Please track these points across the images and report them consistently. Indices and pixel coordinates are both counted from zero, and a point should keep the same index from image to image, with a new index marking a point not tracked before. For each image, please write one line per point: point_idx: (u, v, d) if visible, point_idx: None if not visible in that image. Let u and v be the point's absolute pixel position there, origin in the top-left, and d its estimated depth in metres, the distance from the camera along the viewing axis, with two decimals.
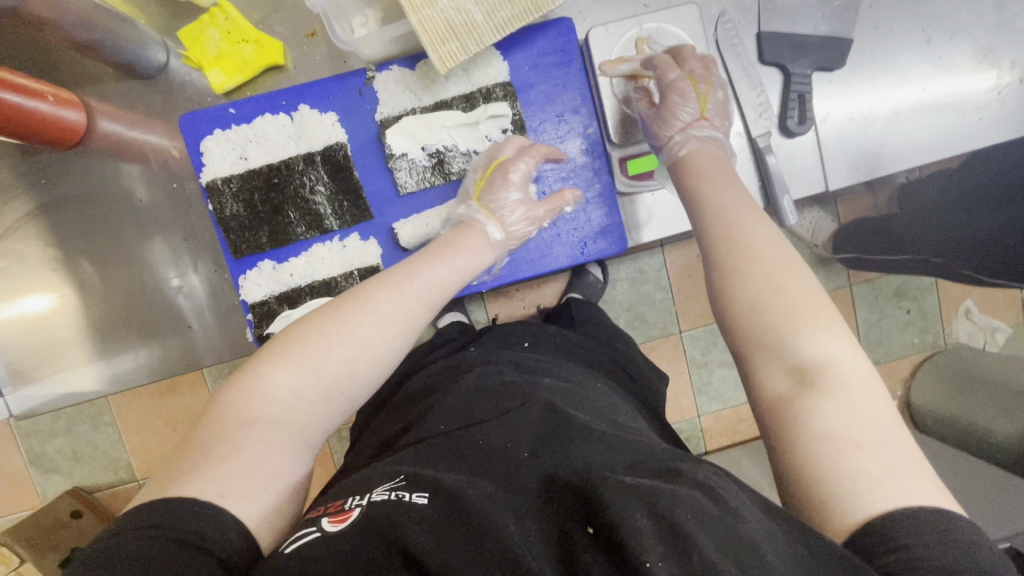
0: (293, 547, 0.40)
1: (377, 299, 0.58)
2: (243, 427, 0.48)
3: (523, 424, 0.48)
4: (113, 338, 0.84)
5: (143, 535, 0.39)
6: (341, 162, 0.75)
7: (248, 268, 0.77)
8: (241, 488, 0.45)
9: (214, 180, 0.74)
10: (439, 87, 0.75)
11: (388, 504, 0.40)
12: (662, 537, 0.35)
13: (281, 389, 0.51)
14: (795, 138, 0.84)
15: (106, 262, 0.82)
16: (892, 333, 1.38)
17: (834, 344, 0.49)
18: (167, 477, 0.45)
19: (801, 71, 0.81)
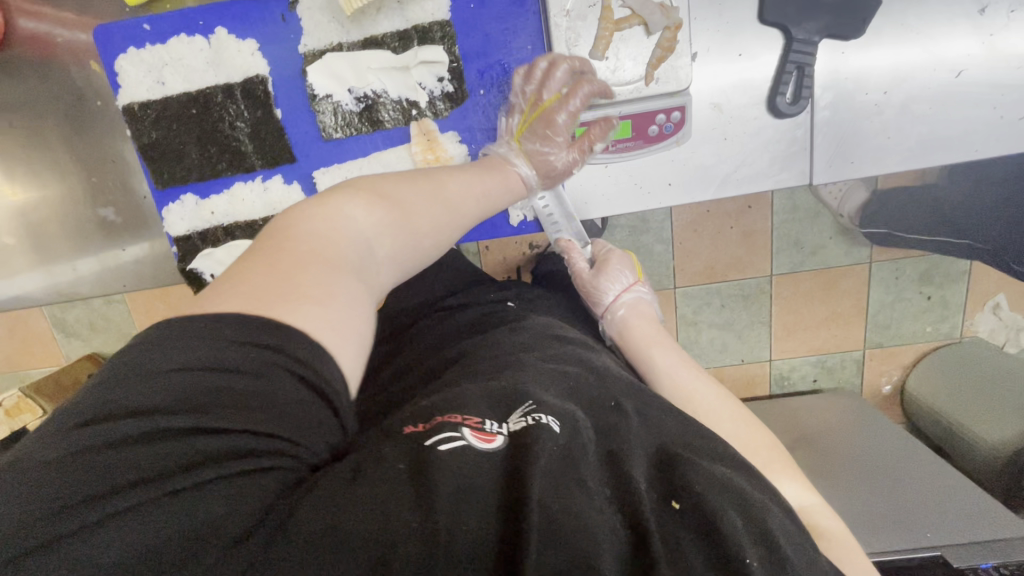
0: (444, 448, 0.39)
1: (353, 203, 0.48)
2: (319, 253, 0.43)
3: (592, 403, 0.51)
4: (55, 251, 0.85)
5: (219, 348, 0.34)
6: (262, 98, 0.70)
7: (171, 201, 0.75)
8: (327, 314, 0.40)
9: (131, 104, 0.70)
10: (369, 21, 0.66)
11: (532, 430, 0.42)
12: (736, 523, 0.40)
13: (355, 221, 0.47)
14: (784, 120, 0.72)
15: (39, 172, 0.80)
16: (905, 317, 1.20)
17: (743, 432, 0.62)
18: (229, 291, 0.38)
19: (806, 38, 0.67)
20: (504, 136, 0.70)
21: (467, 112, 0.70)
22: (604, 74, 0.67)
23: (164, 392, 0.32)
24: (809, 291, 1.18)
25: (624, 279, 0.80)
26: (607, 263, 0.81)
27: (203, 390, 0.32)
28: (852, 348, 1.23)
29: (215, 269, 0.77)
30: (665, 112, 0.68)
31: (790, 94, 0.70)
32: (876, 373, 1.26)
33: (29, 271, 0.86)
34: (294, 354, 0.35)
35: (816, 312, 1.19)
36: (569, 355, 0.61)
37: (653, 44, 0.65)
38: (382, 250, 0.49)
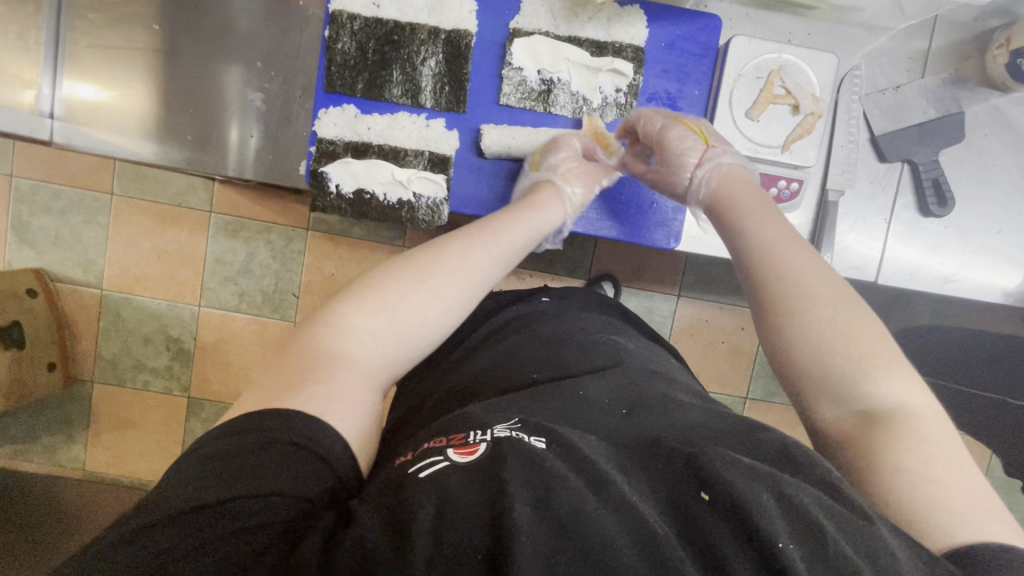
0: (426, 475, 0.40)
1: (351, 315, 0.51)
2: (329, 361, 0.47)
3: (616, 388, 0.55)
4: (172, 117, 0.82)
5: (228, 438, 0.39)
6: (460, 49, 0.77)
7: (331, 105, 0.77)
8: (338, 411, 0.43)
9: (341, 11, 0.75)
10: (578, 24, 0.77)
11: (515, 440, 0.41)
12: (781, 513, 0.37)
13: (361, 329, 0.50)
14: (928, 220, 0.86)
15: (201, 42, 0.80)
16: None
17: (855, 324, 0.51)
18: (263, 395, 0.44)
19: (928, 162, 0.84)
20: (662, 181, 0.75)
21: (628, 123, 0.80)
22: (751, 132, 0.79)
23: (215, 483, 0.36)
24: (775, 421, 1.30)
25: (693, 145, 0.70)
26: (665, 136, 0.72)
27: (240, 470, 0.37)
28: None
29: (343, 180, 0.78)
30: (786, 179, 0.81)
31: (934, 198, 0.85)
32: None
33: (136, 126, 0.82)
34: (306, 427, 0.41)
35: None
36: (585, 368, 0.60)
37: (796, 123, 0.79)
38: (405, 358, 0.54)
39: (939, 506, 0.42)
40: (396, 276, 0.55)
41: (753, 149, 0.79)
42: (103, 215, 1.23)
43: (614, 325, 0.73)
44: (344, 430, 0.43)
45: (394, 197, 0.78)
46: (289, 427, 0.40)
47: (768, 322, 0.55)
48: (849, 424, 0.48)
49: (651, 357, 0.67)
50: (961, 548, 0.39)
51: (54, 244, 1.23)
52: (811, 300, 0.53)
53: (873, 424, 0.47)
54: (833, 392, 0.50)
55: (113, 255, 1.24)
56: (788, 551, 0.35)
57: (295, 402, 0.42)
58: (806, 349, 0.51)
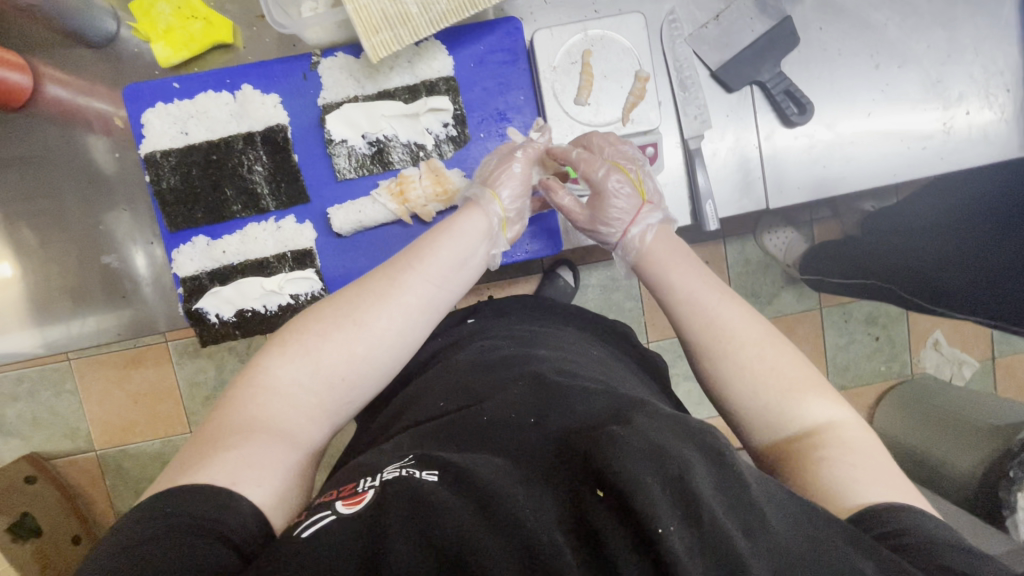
0: (309, 532, 0.37)
1: (274, 369, 0.50)
2: (253, 427, 0.46)
3: (524, 394, 0.47)
4: (48, 305, 0.82)
5: (149, 520, 0.38)
6: (280, 144, 0.76)
7: (182, 242, 0.77)
8: (252, 476, 0.43)
9: (153, 152, 0.75)
10: (383, 77, 0.76)
11: (399, 479, 0.39)
12: (666, 498, 0.33)
13: (285, 380, 0.50)
14: (795, 129, 0.85)
15: (46, 228, 0.81)
16: (861, 359, 1.34)
17: (780, 360, 0.54)
18: (179, 468, 0.43)
19: (772, 77, 0.82)
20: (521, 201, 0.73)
21: (468, 152, 0.79)
22: (587, 117, 0.78)
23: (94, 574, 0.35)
24: None
25: (631, 202, 0.70)
26: (645, 150, 0.73)
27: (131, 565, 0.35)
28: None
29: (221, 308, 0.78)
30: (640, 148, 0.80)
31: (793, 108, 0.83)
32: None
33: (15, 326, 0.83)
34: (205, 507, 0.39)
35: None
36: (495, 367, 0.54)
37: (627, 91, 0.77)
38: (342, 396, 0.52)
39: (854, 475, 0.45)
40: (309, 326, 0.53)
41: (595, 133, 0.78)
42: (68, 383, 1.23)
43: (527, 337, 0.63)
44: (261, 495, 0.42)
45: (274, 305, 0.78)
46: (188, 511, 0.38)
47: (710, 372, 0.57)
48: (793, 442, 0.50)
49: (581, 356, 0.59)
50: (861, 513, 0.42)
51: (33, 427, 1.24)
52: (753, 344, 0.55)
53: (807, 437, 0.49)
54: (764, 409, 0.52)
55: (92, 415, 1.24)
56: (670, 536, 0.32)
57: (198, 476, 0.42)
58: (738, 391, 0.54)
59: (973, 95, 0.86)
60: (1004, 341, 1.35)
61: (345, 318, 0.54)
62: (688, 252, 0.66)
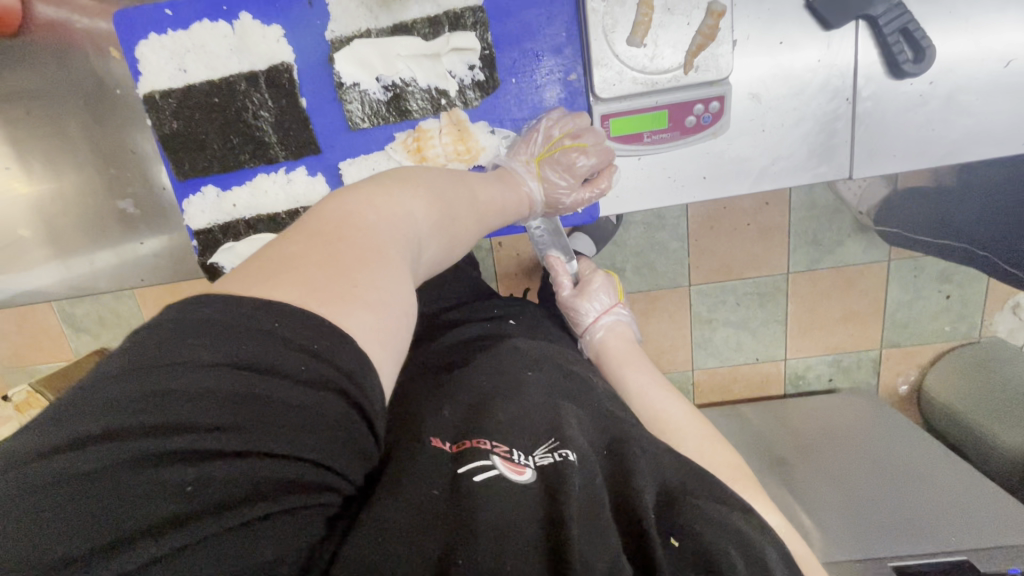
0: (481, 480, 0.43)
1: (406, 193, 0.49)
2: (360, 232, 0.43)
3: (598, 428, 0.53)
4: (72, 243, 0.82)
5: (233, 374, 0.30)
6: (287, 86, 0.68)
7: (192, 192, 0.73)
8: (376, 304, 0.39)
9: (152, 92, 0.68)
10: (399, 5, 0.64)
11: (554, 467, 0.45)
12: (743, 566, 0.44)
13: (402, 202, 0.48)
14: (903, 81, 0.68)
15: (58, 164, 0.78)
16: (924, 317, 1.17)
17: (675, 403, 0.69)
18: (313, 260, 0.39)
19: (887, 10, 0.64)
20: (520, 148, 0.70)
21: (497, 101, 0.68)
22: (642, 62, 0.64)
23: (183, 407, 0.29)
24: (830, 289, 1.15)
25: (606, 300, 0.83)
26: (590, 284, 0.84)
27: (248, 422, 0.29)
28: (869, 347, 1.20)
29: (235, 264, 0.75)
30: (703, 101, 0.66)
31: (908, 54, 0.66)
32: (891, 373, 1.22)
33: (41, 262, 0.83)
34: (336, 355, 0.34)
35: (833, 310, 1.16)
36: (562, 378, 0.59)
37: (694, 30, 0.63)
38: (429, 249, 0.51)
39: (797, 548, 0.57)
40: (308, 252, 0.39)
41: (649, 82, 0.65)
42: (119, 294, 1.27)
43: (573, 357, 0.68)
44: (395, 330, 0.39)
45: None
46: (271, 378, 0.31)
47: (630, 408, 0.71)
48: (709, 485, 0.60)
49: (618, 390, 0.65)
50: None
51: None
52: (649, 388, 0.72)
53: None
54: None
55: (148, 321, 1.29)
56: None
57: (357, 288, 0.39)
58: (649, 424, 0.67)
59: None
60: None
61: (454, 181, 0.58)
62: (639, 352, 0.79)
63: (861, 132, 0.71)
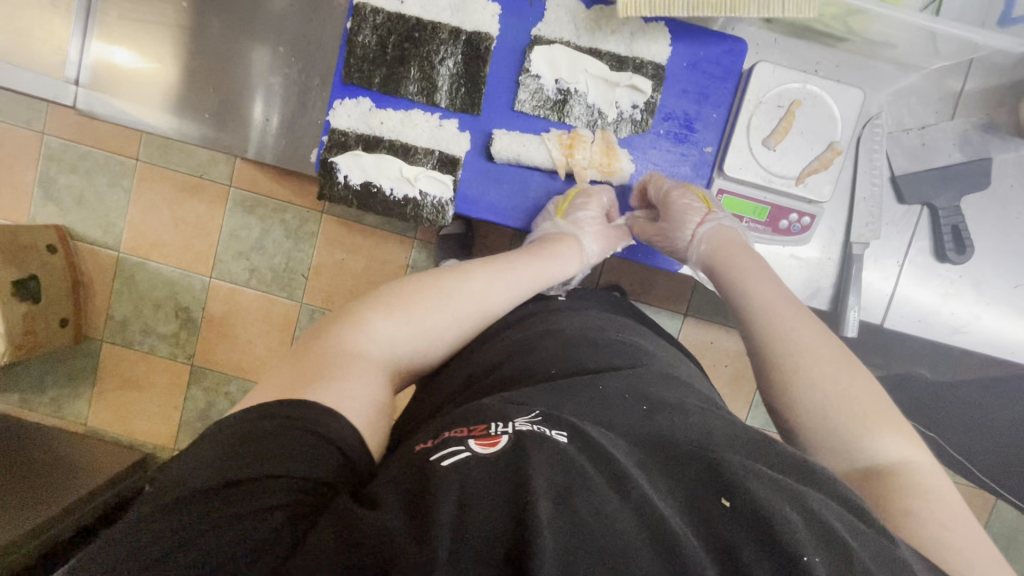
0: (449, 463, 0.36)
1: (369, 315, 0.56)
2: (350, 355, 0.50)
3: (624, 384, 0.51)
4: (195, 95, 0.84)
5: (256, 421, 0.39)
6: (480, 52, 0.76)
7: (347, 96, 0.78)
8: (349, 396, 0.45)
9: (365, 4, 0.75)
10: (600, 36, 0.76)
11: (534, 434, 0.39)
12: (807, 527, 0.36)
13: (380, 334, 0.55)
14: (945, 265, 0.84)
15: (230, 25, 0.81)
16: None
17: (852, 384, 0.56)
18: (284, 382, 0.45)
19: (947, 206, 0.81)
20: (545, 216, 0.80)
21: (641, 141, 0.79)
22: (767, 162, 0.77)
23: (211, 476, 0.35)
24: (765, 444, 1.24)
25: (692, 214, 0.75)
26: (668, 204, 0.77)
27: (240, 467, 0.35)
28: None
29: (351, 171, 0.78)
30: (798, 213, 0.79)
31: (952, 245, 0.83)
32: None
33: (156, 97, 0.84)
34: (312, 415, 0.40)
35: None
36: (582, 345, 0.60)
37: (814, 156, 0.77)
38: (444, 330, 0.61)
39: (954, 546, 0.43)
40: (295, 368, 0.47)
41: (767, 179, 0.78)
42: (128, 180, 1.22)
43: (623, 330, 0.67)
44: (359, 418, 0.44)
45: (400, 193, 0.79)
46: (282, 413, 0.40)
47: (777, 380, 0.60)
48: (853, 474, 0.52)
49: (661, 352, 0.64)
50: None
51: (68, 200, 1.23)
52: (815, 358, 0.59)
53: (883, 478, 0.50)
54: (833, 444, 0.54)
55: (133, 219, 1.25)
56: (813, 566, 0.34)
57: (312, 395, 0.43)
58: (811, 394, 0.57)
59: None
60: None
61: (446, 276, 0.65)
62: (746, 245, 0.73)
63: (902, 291, 0.85)
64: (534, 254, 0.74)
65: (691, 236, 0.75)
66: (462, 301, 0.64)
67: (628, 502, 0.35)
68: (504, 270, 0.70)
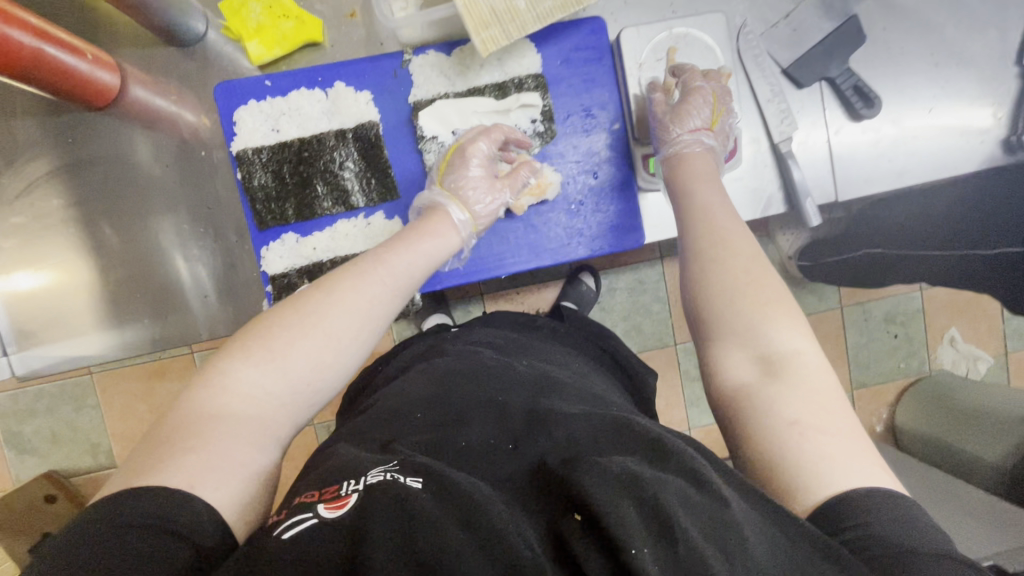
0: (290, 534, 0.38)
1: (224, 360, 0.50)
2: (210, 422, 0.47)
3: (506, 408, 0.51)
4: (126, 306, 0.81)
5: (112, 530, 0.39)
6: (372, 140, 0.76)
7: (271, 240, 0.77)
8: (212, 478, 0.44)
9: (245, 149, 0.75)
10: (473, 74, 0.77)
11: (386, 485, 0.40)
12: (641, 516, 0.37)
13: (245, 383, 0.49)
14: (863, 122, 0.88)
15: (125, 224, 0.80)
16: (881, 356, 1.42)
17: (757, 272, 0.57)
18: (133, 470, 0.44)
19: (840, 73, 0.85)
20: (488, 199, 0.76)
21: (554, 148, 0.80)
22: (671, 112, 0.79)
23: None
24: None
25: (695, 118, 0.72)
26: (687, 103, 0.72)
27: None
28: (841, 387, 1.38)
29: None
30: None
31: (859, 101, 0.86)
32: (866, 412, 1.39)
33: (89, 328, 0.81)
34: (168, 509, 0.41)
35: None
36: (475, 368, 0.60)
37: None
38: (331, 351, 0.54)
39: (824, 453, 0.46)
40: (165, 442, 0.45)
41: None
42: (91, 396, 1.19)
43: (506, 351, 0.69)
44: (221, 495, 0.44)
45: None
46: (145, 517, 0.40)
47: (693, 270, 0.60)
48: (755, 369, 0.52)
49: (567, 373, 0.65)
50: (834, 499, 0.43)
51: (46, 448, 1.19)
52: (727, 250, 0.59)
53: (772, 368, 0.51)
54: (734, 335, 0.55)
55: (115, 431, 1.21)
56: (643, 560, 0.35)
57: (166, 479, 0.43)
58: (717, 282, 0.57)
59: (1021, 91, 0.90)
60: (1014, 335, 1.45)
61: (328, 293, 0.55)
62: (721, 174, 0.68)
63: (841, 163, 0.88)
64: (406, 230, 0.66)
65: (675, 137, 0.72)
66: (341, 317, 0.55)
67: (468, 536, 0.37)
68: (371, 266, 0.59)
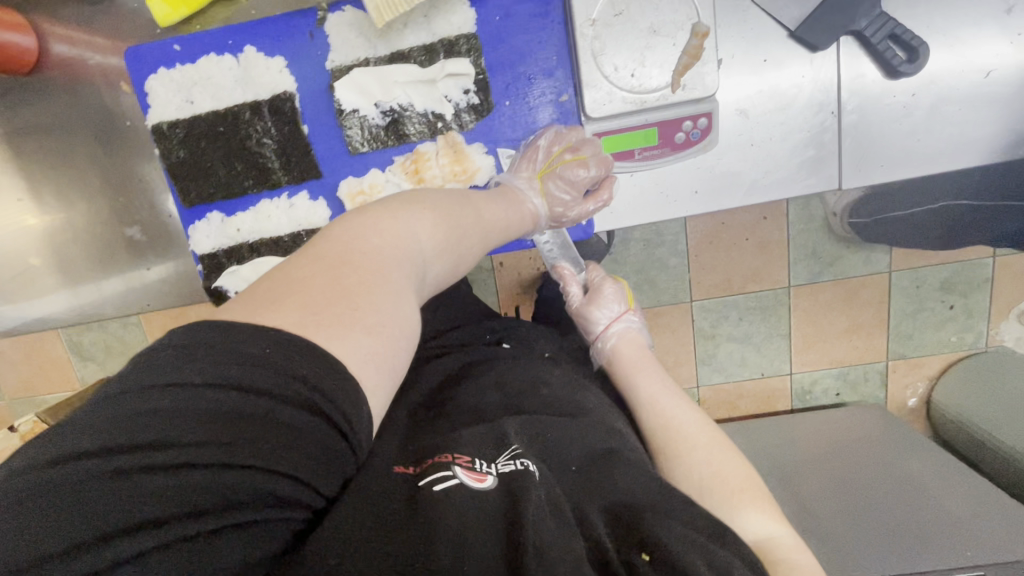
0: (440, 488, 0.39)
1: (363, 219, 0.49)
2: (353, 271, 0.43)
3: (582, 437, 0.51)
4: (80, 270, 0.84)
5: (249, 383, 0.34)
6: (288, 114, 0.70)
7: (197, 219, 0.75)
8: (369, 329, 0.41)
9: (160, 123, 0.71)
10: (396, 35, 0.67)
11: (519, 474, 0.41)
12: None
13: (377, 236, 0.48)
14: (898, 79, 0.69)
15: (66, 190, 0.80)
16: (927, 329, 1.09)
17: (726, 464, 0.57)
18: (276, 302, 0.38)
19: (869, 23, 0.66)
20: (522, 164, 0.71)
21: (493, 122, 0.71)
22: (629, 82, 0.66)
23: (164, 458, 0.30)
24: (832, 302, 1.08)
25: (614, 308, 0.79)
26: (598, 291, 0.80)
27: (217, 454, 0.31)
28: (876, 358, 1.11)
29: (239, 286, 0.76)
30: (691, 118, 0.68)
31: (901, 55, 0.67)
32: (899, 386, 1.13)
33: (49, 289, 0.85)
34: (321, 378, 0.36)
35: (836, 322, 1.08)
36: (548, 390, 0.60)
37: (679, 50, 0.65)
38: (435, 271, 0.54)
39: None
40: (304, 283, 0.41)
41: (638, 100, 0.67)
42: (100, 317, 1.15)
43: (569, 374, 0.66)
44: (373, 346, 0.40)
45: None
46: (294, 374, 0.35)
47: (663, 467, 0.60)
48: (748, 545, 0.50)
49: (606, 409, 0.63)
50: None
51: None
52: (691, 444, 0.60)
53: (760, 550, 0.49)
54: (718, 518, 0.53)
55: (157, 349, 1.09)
56: None
57: (314, 325, 0.38)
58: (699, 478, 0.56)
59: None
60: None
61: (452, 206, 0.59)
62: (652, 356, 0.74)
63: (854, 139, 0.71)
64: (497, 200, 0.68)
65: (604, 330, 0.78)
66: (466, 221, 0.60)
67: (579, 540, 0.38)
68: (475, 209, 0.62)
